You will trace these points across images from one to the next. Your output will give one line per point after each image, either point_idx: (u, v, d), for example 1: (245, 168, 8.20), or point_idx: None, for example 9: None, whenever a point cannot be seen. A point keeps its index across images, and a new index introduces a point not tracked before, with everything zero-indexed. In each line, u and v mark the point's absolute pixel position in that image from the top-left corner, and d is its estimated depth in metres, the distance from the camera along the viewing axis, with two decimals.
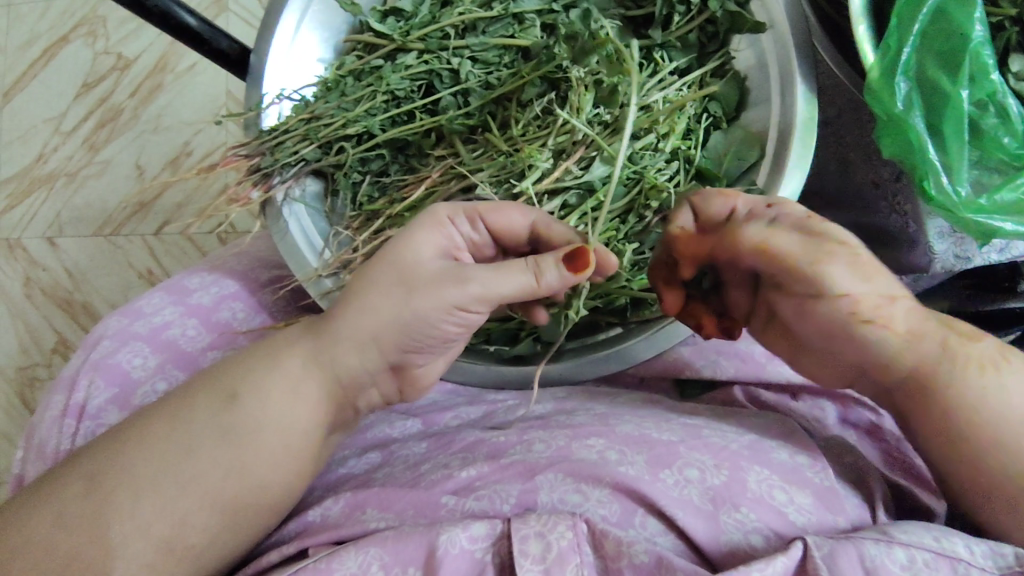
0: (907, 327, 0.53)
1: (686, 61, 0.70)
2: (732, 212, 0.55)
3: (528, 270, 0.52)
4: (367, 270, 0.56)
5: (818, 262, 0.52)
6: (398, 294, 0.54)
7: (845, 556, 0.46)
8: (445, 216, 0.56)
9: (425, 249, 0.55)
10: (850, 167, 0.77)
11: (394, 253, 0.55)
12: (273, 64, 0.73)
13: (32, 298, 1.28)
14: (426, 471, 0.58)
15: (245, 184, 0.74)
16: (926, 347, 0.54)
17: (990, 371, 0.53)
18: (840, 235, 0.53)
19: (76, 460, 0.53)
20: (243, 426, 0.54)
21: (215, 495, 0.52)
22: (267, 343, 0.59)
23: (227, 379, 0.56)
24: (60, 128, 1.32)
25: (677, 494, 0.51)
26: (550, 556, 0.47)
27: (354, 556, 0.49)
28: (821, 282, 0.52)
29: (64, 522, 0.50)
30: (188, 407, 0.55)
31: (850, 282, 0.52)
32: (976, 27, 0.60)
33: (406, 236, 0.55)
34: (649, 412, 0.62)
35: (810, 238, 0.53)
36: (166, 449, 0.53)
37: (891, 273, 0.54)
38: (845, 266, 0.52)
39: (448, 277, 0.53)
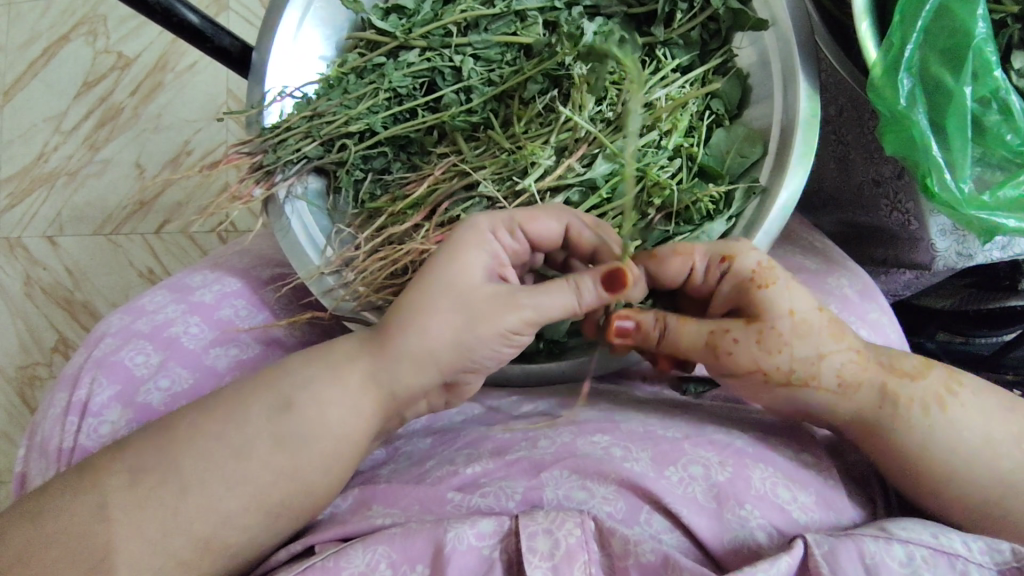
0: (838, 379, 0.55)
1: (689, 58, 0.69)
2: (689, 268, 0.59)
3: (570, 290, 0.53)
4: (404, 298, 0.56)
5: (720, 356, 0.57)
6: (452, 311, 0.54)
7: (846, 553, 0.46)
8: (488, 229, 0.57)
9: (474, 264, 0.55)
10: (850, 164, 0.77)
11: (444, 266, 0.55)
12: (274, 62, 0.72)
13: (32, 297, 1.28)
14: (431, 468, 0.58)
15: (247, 182, 0.74)
16: (863, 394, 0.55)
17: (935, 410, 0.53)
18: (772, 301, 0.56)
19: (123, 451, 0.53)
20: (300, 434, 0.53)
21: (261, 498, 0.52)
22: (322, 349, 0.57)
23: (288, 380, 0.55)
24: (61, 127, 1.32)
25: (682, 492, 0.51)
26: (558, 553, 0.47)
27: (362, 554, 0.48)
28: (727, 360, 0.57)
29: (102, 514, 0.50)
30: (243, 408, 0.54)
31: (762, 361, 0.56)
32: (980, 24, 0.60)
33: (452, 248, 0.56)
34: (653, 409, 0.62)
35: (712, 334, 0.57)
36: (217, 449, 0.52)
37: (824, 330, 0.55)
38: (755, 347, 0.56)
39: (502, 300, 0.54)
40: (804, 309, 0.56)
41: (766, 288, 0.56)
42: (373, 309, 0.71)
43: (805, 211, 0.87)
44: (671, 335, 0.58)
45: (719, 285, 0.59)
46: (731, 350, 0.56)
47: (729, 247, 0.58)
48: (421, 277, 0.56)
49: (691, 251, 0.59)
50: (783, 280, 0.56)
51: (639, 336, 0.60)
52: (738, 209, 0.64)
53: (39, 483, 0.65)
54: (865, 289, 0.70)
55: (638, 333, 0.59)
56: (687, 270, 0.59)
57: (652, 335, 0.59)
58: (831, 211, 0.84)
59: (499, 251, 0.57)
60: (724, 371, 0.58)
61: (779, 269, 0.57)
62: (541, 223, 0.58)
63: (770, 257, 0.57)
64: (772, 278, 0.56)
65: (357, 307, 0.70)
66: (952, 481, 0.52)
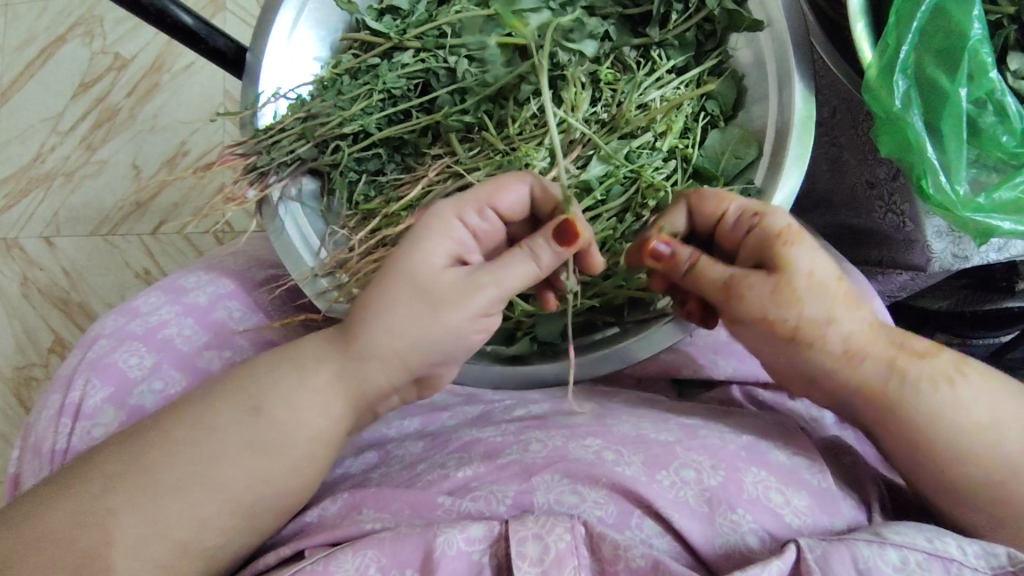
0: (844, 347, 0.55)
1: (684, 59, 0.69)
2: (721, 212, 0.57)
3: (527, 257, 0.52)
4: (368, 294, 0.55)
5: (731, 298, 0.56)
6: (417, 300, 0.53)
7: (838, 558, 0.46)
8: (450, 212, 0.55)
9: (433, 249, 0.54)
10: (844, 167, 0.78)
11: (405, 252, 0.54)
12: (269, 63, 0.72)
13: (30, 298, 1.28)
14: (423, 472, 0.58)
15: (241, 183, 0.74)
16: (868, 369, 0.55)
17: (944, 386, 0.53)
18: (795, 261, 0.54)
19: (97, 458, 0.53)
20: (274, 436, 0.53)
21: (237, 500, 0.52)
22: (287, 350, 0.57)
23: (254, 384, 0.55)
24: (58, 128, 1.32)
25: (673, 496, 0.51)
26: (547, 558, 0.46)
27: (351, 559, 0.48)
28: (737, 304, 0.56)
29: (83, 520, 0.49)
30: (214, 413, 0.54)
31: (772, 310, 0.55)
32: (974, 25, 0.60)
33: (414, 235, 0.55)
34: (645, 411, 0.61)
35: (730, 276, 0.56)
36: (191, 454, 0.52)
37: (841, 296, 0.55)
38: (767, 296, 0.55)
39: (465, 286, 0.53)
40: (825, 274, 0.55)
41: (790, 246, 0.54)
42: None
43: (799, 212, 0.88)
44: (700, 269, 0.57)
45: (745, 238, 0.57)
46: (742, 296, 0.55)
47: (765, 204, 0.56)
48: (382, 272, 0.55)
49: (728, 198, 0.57)
50: (810, 242, 0.55)
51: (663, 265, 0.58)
52: None
53: (31, 485, 0.64)
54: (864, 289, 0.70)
55: (667, 261, 0.57)
56: (721, 214, 0.57)
57: (677, 269, 0.58)
58: (822, 214, 0.84)
59: (462, 231, 0.55)
60: (730, 313, 0.57)
61: (806, 233, 0.55)
62: (509, 197, 0.56)
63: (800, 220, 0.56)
64: (796, 241, 0.55)
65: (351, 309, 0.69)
66: (960, 475, 0.52)
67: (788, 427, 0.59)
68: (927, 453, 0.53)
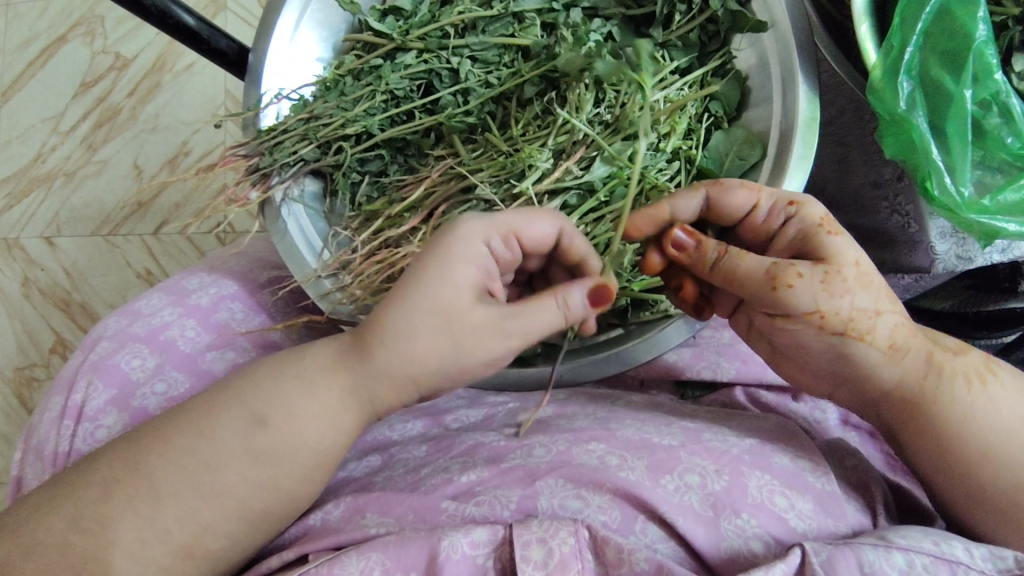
0: (890, 342, 0.54)
1: (687, 60, 0.69)
2: (754, 204, 0.57)
3: (558, 309, 0.50)
4: (386, 316, 0.52)
5: (778, 290, 0.53)
6: (438, 333, 0.50)
7: (843, 562, 0.45)
8: (480, 237, 0.53)
9: (464, 283, 0.51)
10: (850, 168, 0.78)
11: (433, 278, 0.51)
12: (272, 64, 0.73)
13: (31, 298, 1.27)
14: (426, 476, 0.58)
15: (244, 184, 0.74)
16: (908, 363, 0.55)
17: (977, 385, 0.54)
18: (840, 250, 0.54)
19: (96, 463, 0.53)
20: (275, 448, 0.52)
21: (241, 506, 0.52)
22: (296, 356, 0.55)
23: (254, 394, 0.53)
24: (59, 127, 1.31)
25: (678, 500, 0.51)
26: (552, 562, 0.46)
27: (356, 562, 0.48)
28: (784, 302, 0.54)
29: (79, 525, 0.50)
30: (215, 421, 0.53)
31: (820, 301, 0.53)
32: (981, 26, 0.59)
33: (443, 259, 0.51)
34: (651, 415, 0.61)
35: (774, 266, 0.53)
36: (191, 462, 0.52)
37: (885, 288, 0.54)
38: (818, 287, 0.53)
39: (494, 327, 0.50)
40: (868, 263, 0.54)
41: (832, 235, 0.54)
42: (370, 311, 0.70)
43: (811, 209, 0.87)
44: (728, 262, 0.55)
45: (783, 228, 0.56)
46: (790, 286, 0.53)
47: (801, 196, 0.56)
48: (404, 294, 0.51)
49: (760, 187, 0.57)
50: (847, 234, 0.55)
51: (690, 256, 0.57)
52: None
53: (34, 487, 0.64)
54: None
55: (695, 251, 0.56)
56: (750, 206, 0.57)
57: (707, 257, 0.56)
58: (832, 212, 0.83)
59: (490, 263, 0.53)
60: (775, 308, 0.54)
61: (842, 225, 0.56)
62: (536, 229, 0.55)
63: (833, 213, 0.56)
64: (838, 232, 0.54)
65: (354, 310, 0.69)
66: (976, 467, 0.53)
67: (791, 429, 0.59)
68: (946, 449, 0.54)
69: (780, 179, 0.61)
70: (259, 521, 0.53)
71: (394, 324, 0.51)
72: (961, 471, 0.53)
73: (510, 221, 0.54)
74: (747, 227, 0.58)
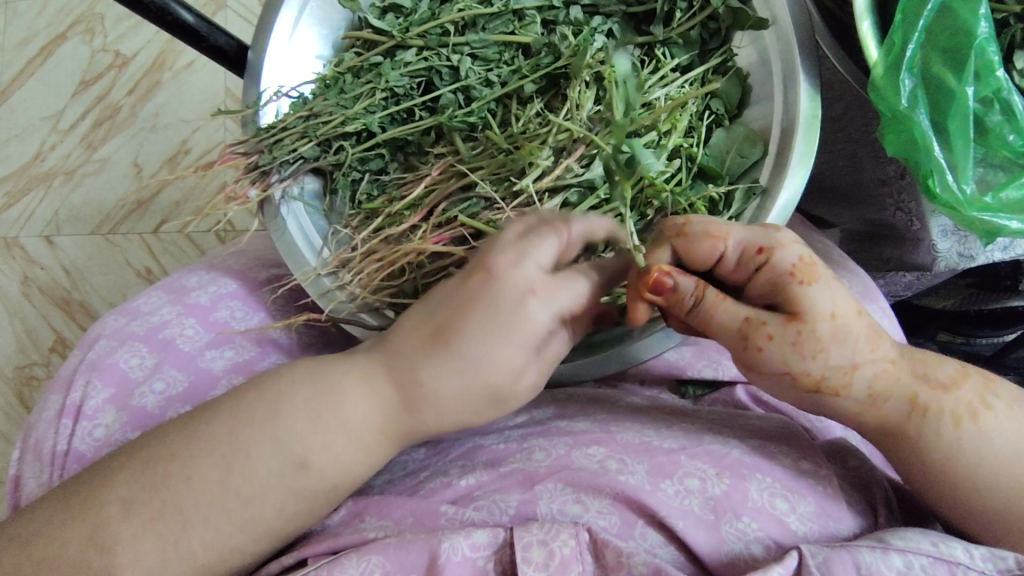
0: (868, 390, 0.53)
1: (688, 57, 0.69)
2: (721, 255, 0.53)
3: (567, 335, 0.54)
4: (433, 383, 0.51)
5: (748, 350, 0.52)
6: (491, 401, 0.51)
7: (839, 562, 0.45)
8: (545, 321, 0.50)
9: (520, 366, 0.50)
10: (861, 163, 0.77)
11: (485, 361, 0.50)
12: (270, 62, 0.71)
13: (30, 297, 1.27)
14: (426, 479, 0.58)
15: (244, 183, 0.74)
16: (889, 405, 0.53)
17: (967, 421, 0.52)
18: (816, 302, 0.50)
19: (117, 476, 0.52)
20: (317, 489, 0.52)
21: (256, 530, 0.52)
22: (323, 370, 0.54)
23: (291, 436, 0.52)
24: (58, 126, 1.31)
25: (678, 504, 0.51)
26: (553, 564, 0.46)
27: (356, 564, 0.48)
28: (756, 361, 0.52)
29: (96, 543, 0.50)
30: (244, 452, 0.51)
31: (792, 363, 0.51)
32: (982, 23, 0.59)
33: (499, 343, 0.49)
34: (650, 416, 0.60)
35: (746, 324, 0.51)
36: (218, 493, 0.51)
37: (869, 337, 0.52)
38: (788, 349, 0.51)
39: (538, 379, 0.52)
40: (845, 312, 0.51)
41: (804, 287, 0.50)
42: (370, 310, 0.70)
43: (822, 210, 0.88)
44: (704, 310, 0.51)
45: (752, 277, 0.52)
46: (761, 347, 0.51)
47: (768, 238, 0.52)
48: (454, 371, 0.50)
49: (726, 234, 0.52)
50: (825, 279, 0.51)
51: (669, 300, 0.52)
52: (738, 209, 0.64)
53: (33, 488, 0.64)
54: (866, 290, 0.72)
55: (673, 294, 0.51)
56: (718, 255, 0.53)
57: (683, 304, 0.52)
58: (844, 209, 0.84)
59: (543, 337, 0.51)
60: (749, 364, 0.53)
61: (821, 268, 0.51)
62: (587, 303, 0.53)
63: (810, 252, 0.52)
64: (812, 277, 0.51)
65: (354, 309, 0.69)
66: (980, 473, 0.52)
67: (794, 429, 0.59)
68: (935, 472, 0.53)
69: (780, 184, 0.61)
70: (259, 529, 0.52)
71: (442, 391, 0.51)
72: (966, 483, 0.52)
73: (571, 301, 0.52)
74: (717, 274, 0.54)
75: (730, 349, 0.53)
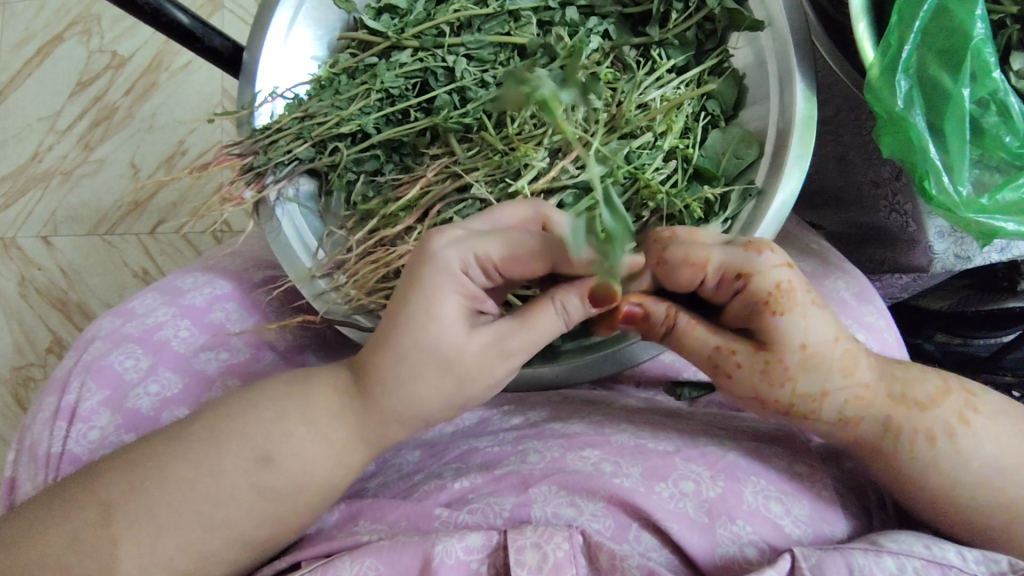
0: (838, 415, 0.53)
1: (685, 59, 0.69)
2: (702, 281, 0.51)
3: (555, 313, 0.50)
4: (388, 358, 0.50)
5: (718, 374, 0.54)
6: (442, 371, 0.50)
7: (832, 564, 0.45)
8: (457, 265, 0.51)
9: (452, 316, 0.50)
10: (850, 165, 0.78)
11: (420, 319, 0.49)
12: (265, 64, 0.72)
13: (27, 298, 1.27)
14: (419, 482, 0.58)
15: (238, 183, 0.73)
16: (864, 425, 0.54)
17: (943, 440, 0.52)
18: (787, 333, 0.50)
19: (99, 478, 0.52)
20: (282, 486, 0.52)
21: (237, 534, 0.51)
22: (305, 375, 0.55)
23: (259, 432, 0.52)
24: (55, 127, 1.31)
25: (673, 507, 0.51)
26: (546, 567, 0.46)
27: (349, 566, 0.48)
28: (728, 384, 0.54)
29: (78, 548, 0.50)
30: (218, 455, 0.52)
31: (761, 390, 0.52)
32: (978, 24, 0.59)
33: (421, 297, 0.50)
34: (644, 418, 0.60)
35: (716, 352, 0.52)
36: (196, 495, 0.51)
37: (843, 364, 0.52)
38: (757, 377, 0.52)
39: (494, 353, 0.50)
40: (818, 342, 0.51)
41: (779, 318, 0.50)
42: (364, 312, 0.70)
43: (810, 213, 0.88)
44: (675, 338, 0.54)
45: (733, 300, 0.52)
46: (732, 374, 0.53)
47: (748, 262, 0.50)
48: (404, 336, 0.50)
49: (706, 260, 0.51)
50: (803, 308, 0.50)
51: (642, 326, 0.55)
52: (735, 210, 0.63)
53: (26, 490, 0.64)
54: (862, 291, 0.71)
55: (645, 320, 0.54)
56: (699, 281, 0.51)
57: (657, 329, 0.54)
58: (834, 211, 0.85)
59: (472, 287, 0.52)
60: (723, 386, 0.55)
61: (801, 294, 0.50)
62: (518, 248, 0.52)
63: (795, 276, 0.50)
64: (789, 307, 0.50)
65: (348, 311, 0.69)
66: (961, 481, 0.52)
67: (789, 431, 0.58)
68: (921, 488, 0.53)
69: (772, 192, 0.61)
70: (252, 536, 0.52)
71: (399, 360, 0.50)
72: (945, 499, 0.52)
73: (488, 249, 0.52)
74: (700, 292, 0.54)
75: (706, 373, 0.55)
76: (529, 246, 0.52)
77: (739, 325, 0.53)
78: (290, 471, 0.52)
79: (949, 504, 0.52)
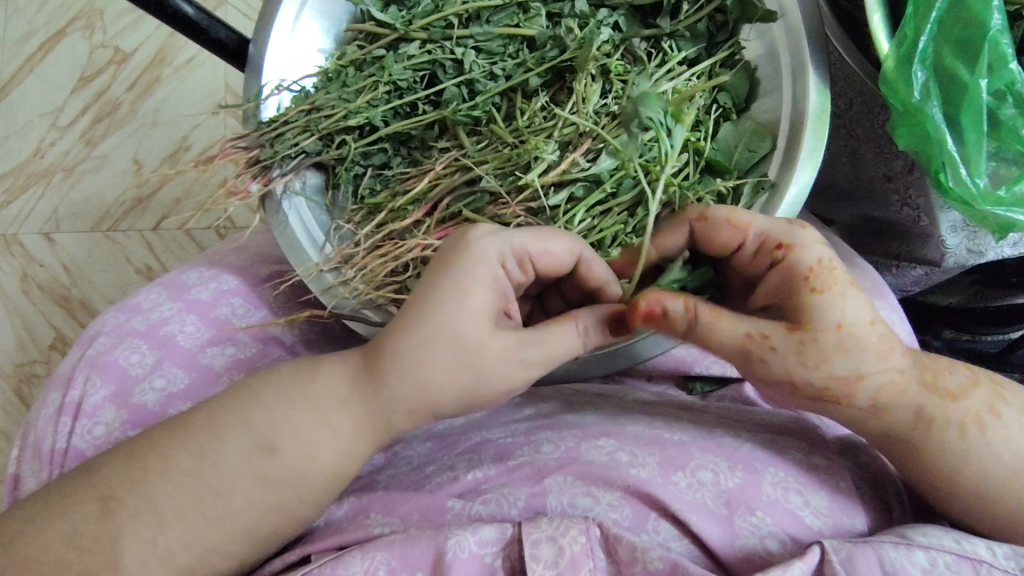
0: (873, 401, 0.52)
1: (695, 51, 0.68)
2: (739, 245, 0.52)
3: (577, 333, 0.51)
4: (404, 345, 0.50)
5: (752, 362, 0.51)
6: (456, 364, 0.49)
7: (863, 560, 0.44)
8: (494, 255, 0.51)
9: (480, 313, 0.49)
10: (862, 160, 0.77)
11: (447, 307, 0.49)
12: (271, 55, 0.71)
13: (29, 294, 1.26)
14: (431, 474, 0.57)
15: (244, 177, 0.72)
16: (898, 415, 0.52)
17: (979, 428, 0.51)
18: (822, 312, 0.49)
19: (99, 467, 0.52)
20: (282, 473, 0.50)
21: (241, 526, 0.51)
22: (309, 364, 0.54)
23: (258, 416, 0.52)
24: (57, 122, 1.29)
25: (691, 498, 0.50)
26: (562, 561, 0.45)
27: (360, 561, 0.47)
28: (759, 369, 0.51)
29: (76, 542, 0.49)
30: (218, 441, 0.51)
31: (796, 373, 0.50)
32: (995, 14, 0.57)
33: (454, 284, 0.49)
34: (659, 409, 0.60)
35: (748, 340, 0.50)
36: (195, 485, 0.50)
37: (878, 346, 0.50)
38: (793, 360, 0.50)
39: (511, 356, 0.49)
40: (854, 323, 0.49)
41: (820, 295, 0.49)
42: (373, 306, 0.70)
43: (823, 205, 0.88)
44: (698, 332, 0.51)
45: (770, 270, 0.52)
46: (765, 359, 0.50)
47: (790, 234, 0.51)
48: (429, 322, 0.49)
49: (747, 226, 0.52)
50: (842, 287, 0.49)
51: (662, 326, 0.51)
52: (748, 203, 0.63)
53: (31, 486, 0.63)
54: (874, 286, 0.71)
55: (665, 321, 0.50)
56: (736, 243, 0.52)
57: (677, 326, 0.51)
58: (844, 205, 0.84)
59: (504, 284, 0.52)
60: (752, 375, 0.52)
61: (840, 274, 0.49)
62: (553, 251, 0.53)
63: (835, 256, 0.50)
64: (829, 280, 0.49)
65: (357, 305, 0.68)
66: (988, 477, 0.51)
67: (804, 424, 0.58)
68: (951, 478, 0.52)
69: (786, 182, 0.60)
70: (261, 534, 0.51)
71: (411, 346, 0.50)
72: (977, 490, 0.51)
73: (524, 242, 0.52)
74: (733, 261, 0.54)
75: (732, 362, 0.52)
76: (569, 248, 0.54)
77: (775, 301, 0.52)
78: (290, 455, 0.51)
79: (986, 492, 0.51)
